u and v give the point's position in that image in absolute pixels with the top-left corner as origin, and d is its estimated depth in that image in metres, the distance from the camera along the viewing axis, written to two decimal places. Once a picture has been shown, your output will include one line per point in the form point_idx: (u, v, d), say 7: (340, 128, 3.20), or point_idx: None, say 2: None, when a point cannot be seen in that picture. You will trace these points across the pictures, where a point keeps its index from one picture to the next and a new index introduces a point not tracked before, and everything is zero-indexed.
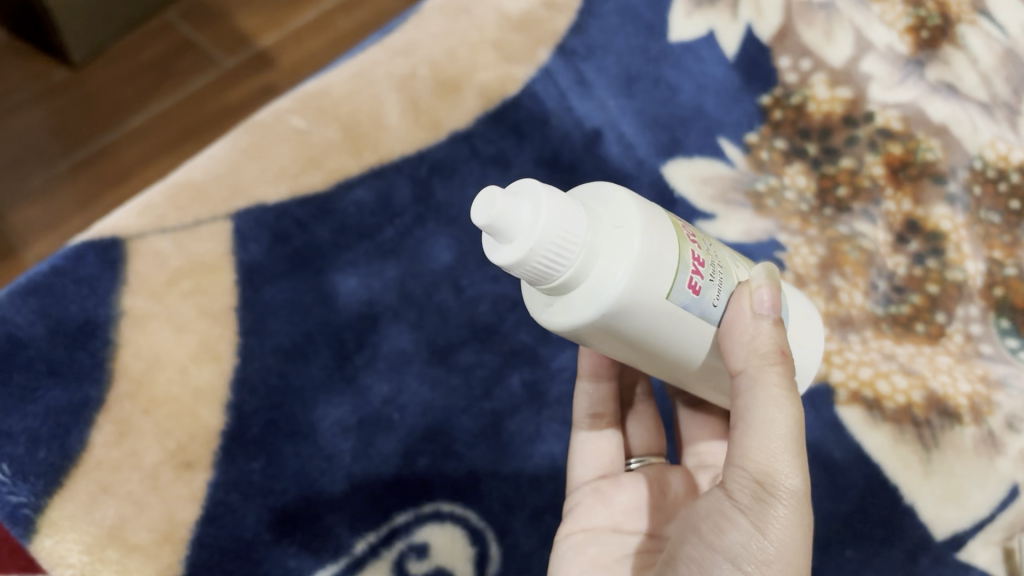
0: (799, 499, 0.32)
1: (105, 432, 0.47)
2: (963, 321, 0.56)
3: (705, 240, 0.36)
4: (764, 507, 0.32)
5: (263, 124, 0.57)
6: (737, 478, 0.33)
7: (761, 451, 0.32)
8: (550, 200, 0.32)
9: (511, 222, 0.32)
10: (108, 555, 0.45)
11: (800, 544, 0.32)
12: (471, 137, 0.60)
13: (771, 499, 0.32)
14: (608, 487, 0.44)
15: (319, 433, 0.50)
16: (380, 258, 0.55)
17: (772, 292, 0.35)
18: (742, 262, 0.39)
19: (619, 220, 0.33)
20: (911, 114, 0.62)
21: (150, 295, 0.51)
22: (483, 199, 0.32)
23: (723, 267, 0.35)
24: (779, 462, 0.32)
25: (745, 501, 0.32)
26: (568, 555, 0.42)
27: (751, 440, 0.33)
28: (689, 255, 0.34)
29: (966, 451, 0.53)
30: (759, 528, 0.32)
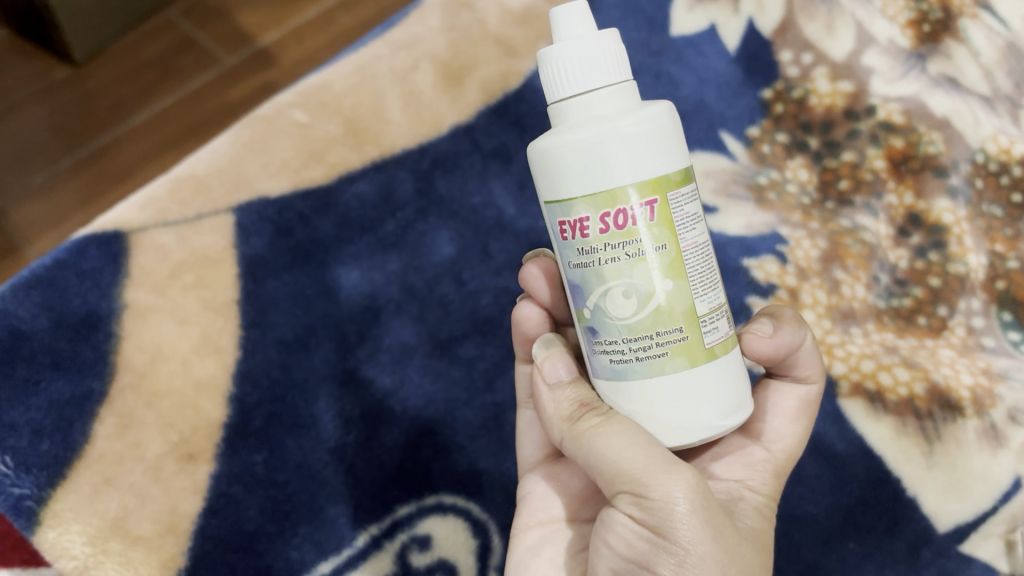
0: (683, 492, 0.32)
1: (108, 424, 0.48)
2: (965, 314, 0.57)
3: (638, 250, 0.31)
4: (658, 515, 0.31)
5: (265, 118, 0.57)
6: (621, 496, 0.33)
7: (626, 469, 0.32)
8: (604, 70, 0.32)
9: (564, 55, 0.32)
10: (110, 546, 0.45)
11: (704, 527, 0.32)
12: (472, 130, 0.59)
13: (657, 505, 0.31)
14: (563, 473, 0.43)
15: (321, 427, 0.50)
16: (382, 252, 0.55)
17: (555, 364, 0.38)
18: (685, 345, 0.32)
19: (614, 140, 0.31)
20: (913, 107, 0.62)
21: (152, 288, 0.51)
22: (570, 9, 0.33)
23: (604, 272, 0.32)
24: (651, 470, 0.32)
25: (637, 517, 0.32)
26: (524, 555, 0.40)
27: (618, 461, 0.32)
28: (577, 213, 0.32)
29: (968, 445, 0.52)
30: (662, 536, 0.31)
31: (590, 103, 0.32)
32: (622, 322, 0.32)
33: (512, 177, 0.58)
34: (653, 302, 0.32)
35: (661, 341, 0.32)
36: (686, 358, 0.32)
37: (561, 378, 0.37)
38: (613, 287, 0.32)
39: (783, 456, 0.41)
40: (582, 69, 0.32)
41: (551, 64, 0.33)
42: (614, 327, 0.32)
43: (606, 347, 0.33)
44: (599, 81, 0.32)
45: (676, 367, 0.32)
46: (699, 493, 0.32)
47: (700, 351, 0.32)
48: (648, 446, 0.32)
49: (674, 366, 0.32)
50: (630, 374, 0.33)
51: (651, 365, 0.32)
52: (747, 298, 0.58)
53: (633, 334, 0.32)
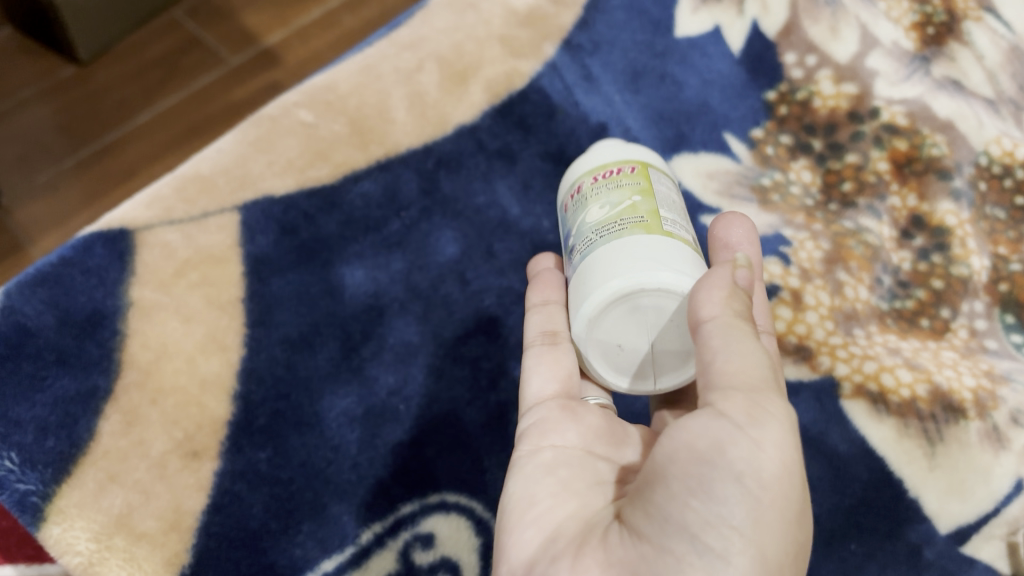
0: (786, 429, 0.33)
1: (112, 421, 0.48)
2: (968, 316, 0.57)
3: (623, 185, 0.44)
4: (769, 431, 0.32)
5: (271, 118, 0.58)
6: (732, 398, 0.33)
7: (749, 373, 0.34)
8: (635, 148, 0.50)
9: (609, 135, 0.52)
10: (115, 543, 0.45)
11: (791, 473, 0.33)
12: (477, 131, 0.59)
13: (769, 421, 0.32)
14: (577, 408, 0.42)
15: (325, 425, 0.50)
16: (386, 251, 0.55)
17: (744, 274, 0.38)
18: (642, 224, 0.41)
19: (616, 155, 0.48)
20: (917, 110, 0.63)
21: (158, 286, 0.52)
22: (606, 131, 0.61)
23: (592, 199, 0.45)
24: (764, 386, 0.34)
25: (747, 422, 0.32)
26: (535, 474, 0.38)
27: (738, 364, 0.34)
28: (582, 182, 0.47)
29: (970, 446, 0.52)
30: (757, 444, 0.32)
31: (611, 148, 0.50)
32: (593, 220, 0.43)
33: (516, 177, 0.59)
34: (625, 204, 0.43)
35: (627, 220, 0.42)
36: (642, 230, 0.41)
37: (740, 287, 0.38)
38: (596, 206, 0.44)
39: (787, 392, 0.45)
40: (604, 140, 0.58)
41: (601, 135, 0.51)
42: (587, 226, 0.43)
43: (581, 245, 0.43)
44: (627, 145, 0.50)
45: (636, 236, 0.41)
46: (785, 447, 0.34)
47: (657, 229, 0.41)
48: (769, 372, 0.35)
49: (631, 233, 0.41)
50: (594, 248, 0.42)
51: (613, 236, 0.41)
52: None
53: (603, 223, 0.43)
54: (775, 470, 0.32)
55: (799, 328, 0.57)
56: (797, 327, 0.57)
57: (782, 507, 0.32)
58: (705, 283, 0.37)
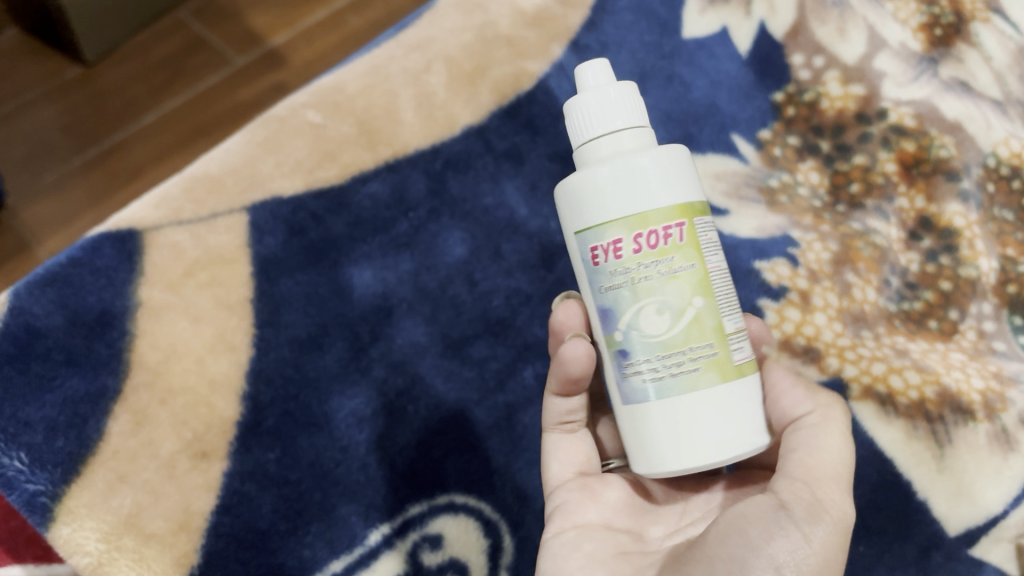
0: (844, 527, 0.34)
1: (121, 422, 0.48)
2: (976, 318, 0.57)
3: (671, 268, 0.34)
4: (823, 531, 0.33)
5: (279, 118, 0.58)
6: (795, 488, 0.34)
7: (820, 470, 0.34)
8: (620, 112, 0.36)
9: (587, 97, 0.36)
10: (124, 543, 0.45)
11: (838, 564, 0.33)
12: (485, 131, 0.59)
13: (825, 518, 0.33)
14: (596, 484, 0.42)
15: (334, 425, 0.50)
16: (394, 252, 0.55)
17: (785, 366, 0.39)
18: (715, 360, 0.34)
19: (616, 174, 0.34)
20: (925, 111, 0.63)
21: (166, 286, 0.52)
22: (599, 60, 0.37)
23: (638, 290, 0.34)
24: (837, 487, 0.34)
25: (803, 518, 0.33)
26: (562, 551, 0.38)
27: (817, 461, 0.35)
28: (608, 237, 0.34)
29: (979, 448, 0.52)
30: (809, 540, 0.32)
31: (599, 146, 0.36)
32: (654, 339, 0.34)
33: (524, 178, 0.59)
34: (685, 318, 0.34)
35: (692, 356, 0.34)
36: (718, 372, 0.34)
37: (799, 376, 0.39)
38: (647, 305, 0.34)
39: None
40: (606, 106, 0.36)
41: (579, 105, 0.36)
42: (646, 346, 0.34)
43: (639, 367, 0.34)
44: (615, 124, 0.36)
45: (710, 381, 0.33)
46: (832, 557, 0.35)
47: (729, 366, 0.34)
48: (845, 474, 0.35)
49: (708, 378, 0.34)
50: (665, 393, 0.34)
51: (683, 379, 0.33)
52: (759, 300, 0.58)
53: (667, 353, 0.34)
54: (817, 563, 0.32)
55: (807, 330, 0.57)
56: (805, 329, 0.57)
57: None
58: (777, 379, 0.37)
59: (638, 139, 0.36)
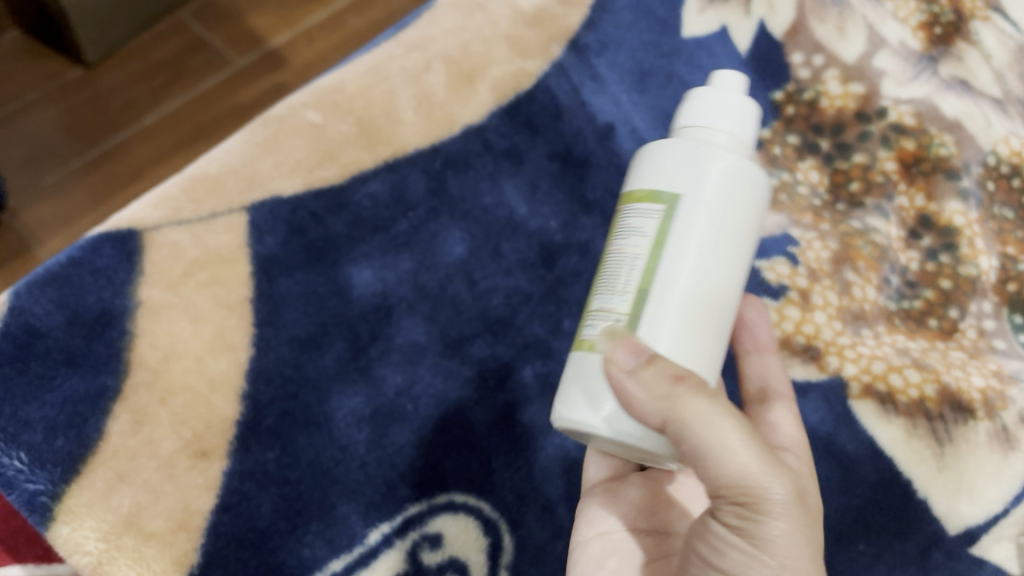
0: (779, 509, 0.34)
1: (121, 421, 0.48)
2: (976, 316, 0.58)
3: (606, 253, 0.42)
4: (758, 531, 0.34)
5: (278, 118, 0.58)
6: (721, 503, 0.35)
7: (721, 476, 0.34)
8: (721, 121, 0.42)
9: (707, 94, 0.43)
10: (124, 542, 0.45)
11: (800, 540, 0.34)
12: (485, 131, 0.59)
13: (760, 522, 0.34)
14: (615, 486, 0.48)
15: (333, 424, 0.50)
16: (394, 251, 0.55)
17: (626, 346, 0.36)
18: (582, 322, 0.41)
19: (677, 157, 0.41)
20: (925, 109, 0.63)
21: (166, 286, 0.52)
22: (734, 74, 0.43)
23: (595, 286, 0.42)
24: (747, 479, 0.34)
25: (740, 528, 0.34)
26: (587, 567, 0.45)
27: (714, 468, 0.34)
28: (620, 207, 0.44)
29: (980, 446, 0.53)
30: (756, 552, 0.34)
31: (693, 135, 0.42)
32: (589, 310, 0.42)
33: (524, 177, 0.59)
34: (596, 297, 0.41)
35: (609, 312, 0.40)
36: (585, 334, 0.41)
37: (641, 353, 0.36)
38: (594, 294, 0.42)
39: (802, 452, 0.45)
40: (703, 107, 0.42)
41: (692, 101, 0.43)
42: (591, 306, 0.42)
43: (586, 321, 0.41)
44: (715, 123, 0.42)
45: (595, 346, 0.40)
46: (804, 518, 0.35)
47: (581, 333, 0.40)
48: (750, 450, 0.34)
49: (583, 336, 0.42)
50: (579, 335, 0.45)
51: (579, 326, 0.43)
52: (758, 299, 0.57)
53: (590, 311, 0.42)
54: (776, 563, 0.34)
55: (807, 328, 0.57)
56: (805, 327, 0.57)
57: None
58: (626, 387, 0.36)
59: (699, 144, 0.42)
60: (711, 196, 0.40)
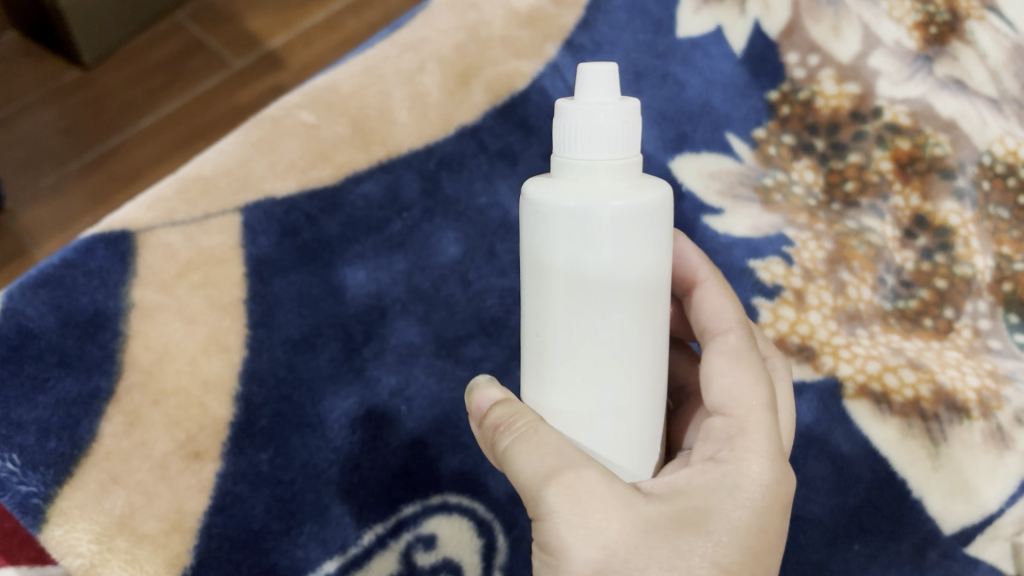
0: (554, 499, 0.32)
1: (114, 423, 0.48)
2: (971, 316, 0.58)
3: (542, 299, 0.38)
4: (548, 532, 0.32)
5: (272, 119, 0.57)
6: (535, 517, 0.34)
7: (517, 486, 0.33)
8: (591, 143, 0.33)
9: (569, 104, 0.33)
10: (116, 544, 0.45)
11: (582, 531, 0.32)
12: (479, 131, 0.59)
13: (544, 521, 0.32)
14: None
15: (327, 426, 0.50)
16: (388, 252, 0.55)
17: (485, 393, 0.38)
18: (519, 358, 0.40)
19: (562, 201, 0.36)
20: (920, 109, 0.63)
21: (160, 287, 0.51)
22: (598, 69, 0.33)
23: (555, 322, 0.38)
24: (530, 479, 0.33)
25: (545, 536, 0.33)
26: None
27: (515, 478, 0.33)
28: None
29: (974, 446, 0.54)
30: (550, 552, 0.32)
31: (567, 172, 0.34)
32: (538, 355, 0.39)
33: (518, 178, 0.59)
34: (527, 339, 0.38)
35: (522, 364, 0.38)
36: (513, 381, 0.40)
37: (490, 397, 0.37)
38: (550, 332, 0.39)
39: (742, 410, 0.38)
40: (563, 135, 0.33)
41: (559, 119, 0.34)
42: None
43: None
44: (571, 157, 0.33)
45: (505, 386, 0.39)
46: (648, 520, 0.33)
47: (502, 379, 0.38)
48: (535, 449, 0.33)
49: None
50: None
51: None
52: (754, 299, 0.58)
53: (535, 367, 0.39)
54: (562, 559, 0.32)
55: (802, 328, 0.57)
56: (800, 328, 0.57)
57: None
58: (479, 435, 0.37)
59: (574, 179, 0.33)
60: (560, 288, 0.33)
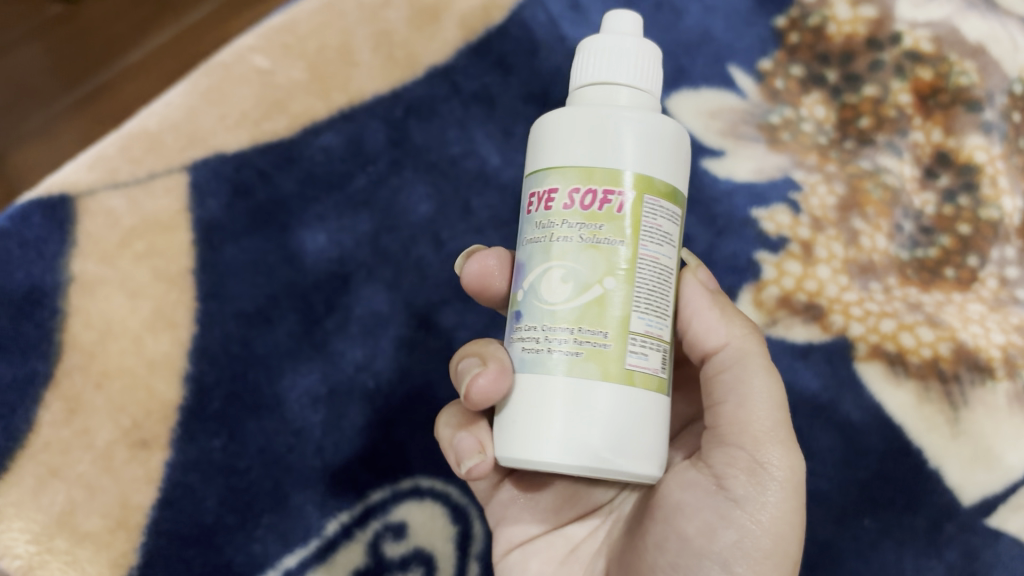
0: (791, 464, 0.31)
1: (54, 410, 0.44)
2: (997, 264, 0.53)
3: (596, 237, 0.27)
4: (758, 490, 0.30)
5: (223, 65, 0.52)
6: (730, 458, 0.31)
7: (755, 416, 0.31)
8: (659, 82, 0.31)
9: (595, 41, 0.30)
10: (56, 544, 0.42)
11: (795, 507, 0.31)
12: (452, 72, 0.54)
13: (769, 480, 0.30)
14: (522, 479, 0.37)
15: (286, 407, 0.46)
16: (351, 211, 0.50)
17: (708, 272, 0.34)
18: (603, 353, 0.27)
19: (585, 126, 0.28)
20: (945, 33, 0.56)
21: (101, 258, 0.47)
22: (623, 11, 0.30)
23: (552, 248, 0.28)
24: (772, 429, 0.31)
25: (742, 487, 0.30)
26: None
27: (751, 406, 0.31)
28: (607, 198, 0.27)
29: (998, 409, 0.49)
30: (754, 523, 0.30)
31: (587, 93, 0.29)
32: (550, 307, 0.27)
33: (496, 124, 0.53)
34: (589, 295, 0.27)
35: (586, 331, 0.27)
36: (598, 365, 0.27)
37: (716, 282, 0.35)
38: (556, 269, 0.28)
39: None
40: (602, 51, 0.29)
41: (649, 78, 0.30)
42: (544, 314, 0.28)
43: (525, 333, 0.28)
44: (613, 75, 0.29)
45: (587, 372, 0.26)
46: (788, 443, 0.31)
47: (619, 369, 0.27)
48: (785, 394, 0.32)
49: (583, 368, 0.26)
50: (531, 362, 0.28)
51: (552, 355, 0.27)
52: (756, 253, 0.53)
53: (559, 327, 0.27)
54: (775, 528, 0.31)
55: (809, 285, 0.52)
56: (807, 284, 0.52)
57: (785, 545, 0.31)
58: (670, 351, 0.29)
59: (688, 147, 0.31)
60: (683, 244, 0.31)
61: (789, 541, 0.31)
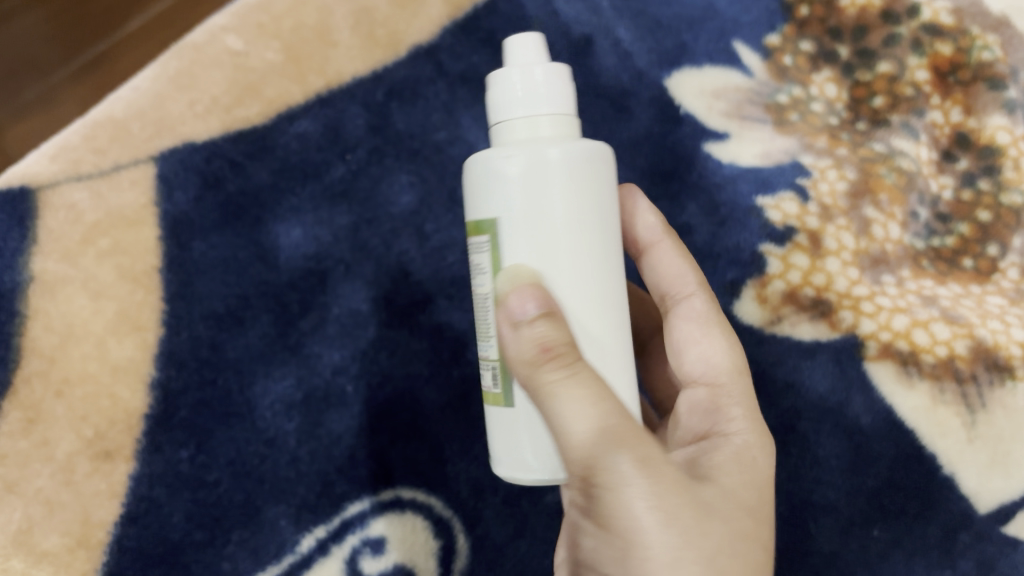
0: (627, 472, 0.27)
1: (11, 420, 0.41)
2: (1019, 253, 0.50)
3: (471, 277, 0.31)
4: (598, 504, 0.28)
5: (195, 46, 0.48)
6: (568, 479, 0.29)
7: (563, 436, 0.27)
8: (545, 106, 0.28)
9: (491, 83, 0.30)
10: (12, 565, 0.40)
11: (651, 516, 0.27)
12: (437, 51, 0.50)
13: (597, 492, 0.27)
14: None
15: (258, 415, 0.43)
16: (329, 203, 0.47)
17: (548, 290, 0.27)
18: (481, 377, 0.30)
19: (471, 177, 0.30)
20: (966, 5, 0.53)
21: (63, 256, 0.44)
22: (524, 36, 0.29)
23: None
24: (590, 443, 0.27)
25: (583, 502, 0.29)
26: None
27: (566, 429, 0.27)
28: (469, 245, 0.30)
29: (1017, 411, 0.46)
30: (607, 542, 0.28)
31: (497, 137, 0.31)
32: None
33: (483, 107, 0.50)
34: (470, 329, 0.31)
35: (486, 362, 0.30)
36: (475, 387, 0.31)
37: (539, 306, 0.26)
38: None
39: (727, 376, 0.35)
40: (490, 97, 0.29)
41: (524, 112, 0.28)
42: None
43: None
44: (495, 116, 0.29)
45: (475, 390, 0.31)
46: (623, 445, 0.27)
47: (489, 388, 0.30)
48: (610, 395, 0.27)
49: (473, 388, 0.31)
50: None
51: None
52: (761, 245, 0.49)
53: None
54: (629, 540, 0.27)
55: (817, 278, 0.49)
56: (815, 278, 0.49)
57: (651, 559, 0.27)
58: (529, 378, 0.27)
59: (569, 180, 0.27)
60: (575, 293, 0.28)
61: (653, 552, 0.27)
